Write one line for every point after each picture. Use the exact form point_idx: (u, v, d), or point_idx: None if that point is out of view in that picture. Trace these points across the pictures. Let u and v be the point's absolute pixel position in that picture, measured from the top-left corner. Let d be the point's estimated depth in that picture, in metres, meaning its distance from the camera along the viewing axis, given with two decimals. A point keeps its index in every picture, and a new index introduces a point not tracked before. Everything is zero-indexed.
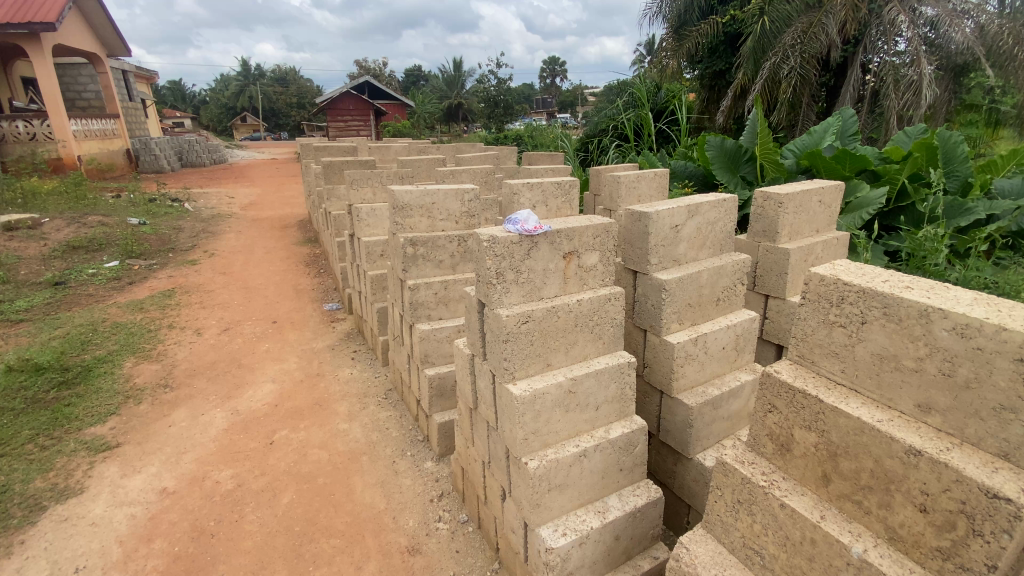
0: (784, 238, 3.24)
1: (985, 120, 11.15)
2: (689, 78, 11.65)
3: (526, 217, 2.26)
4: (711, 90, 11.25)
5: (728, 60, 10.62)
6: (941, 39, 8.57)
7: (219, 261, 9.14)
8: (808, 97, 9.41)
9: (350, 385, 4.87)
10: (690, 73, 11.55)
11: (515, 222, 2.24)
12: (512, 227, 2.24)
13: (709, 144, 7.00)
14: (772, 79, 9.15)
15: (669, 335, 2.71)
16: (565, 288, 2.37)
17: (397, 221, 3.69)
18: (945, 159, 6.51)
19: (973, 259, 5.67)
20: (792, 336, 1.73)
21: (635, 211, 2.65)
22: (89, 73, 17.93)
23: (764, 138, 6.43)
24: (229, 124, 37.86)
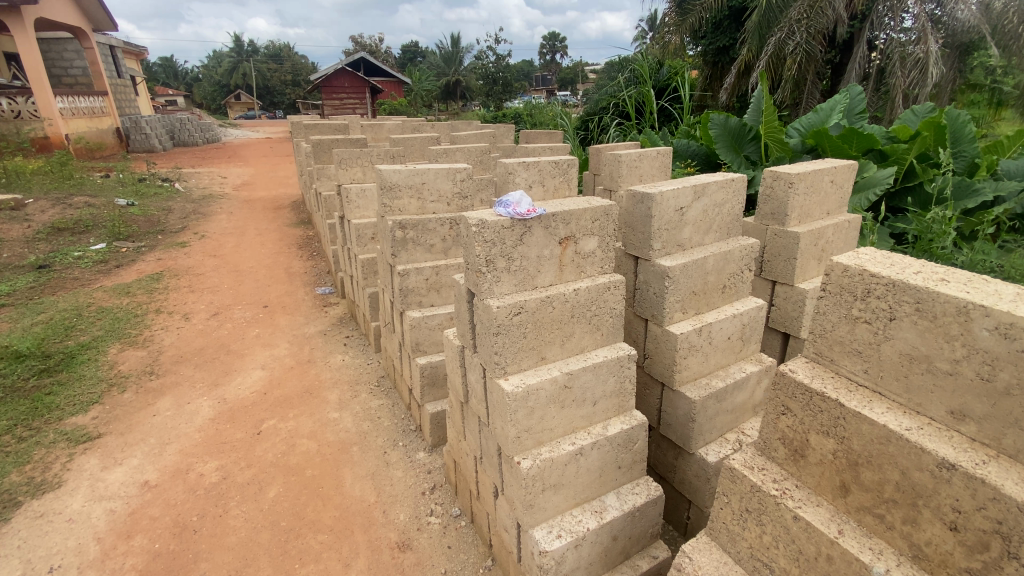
0: (793, 221, 3.07)
1: (987, 100, 10.92)
2: (692, 55, 11.29)
3: (518, 199, 2.08)
4: (715, 67, 10.89)
5: (732, 36, 10.26)
6: (946, 17, 8.30)
7: (209, 243, 8.92)
8: (813, 75, 9.13)
9: (342, 372, 4.73)
10: (693, 49, 11.19)
11: (504, 206, 2.06)
12: (502, 210, 2.06)
13: (712, 122, 6.76)
14: (777, 55, 8.81)
15: (671, 325, 2.56)
16: (560, 276, 2.21)
17: (384, 203, 3.51)
18: (953, 138, 6.30)
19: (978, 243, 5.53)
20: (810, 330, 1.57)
21: (638, 191, 2.47)
22: (76, 49, 17.43)
23: (769, 116, 6.18)
24: (223, 103, 37.15)
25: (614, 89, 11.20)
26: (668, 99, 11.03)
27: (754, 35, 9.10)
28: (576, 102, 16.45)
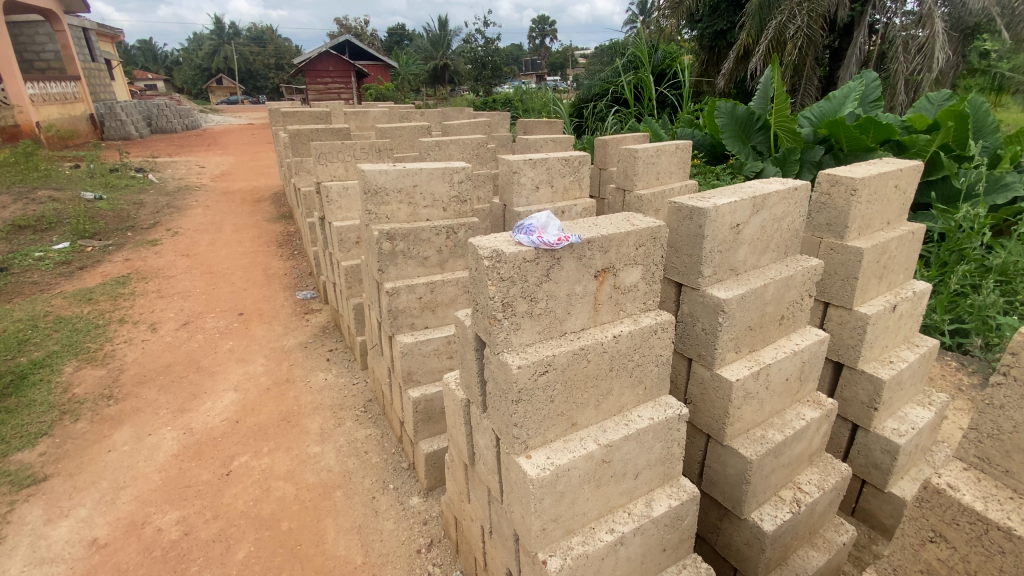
0: (853, 233, 2.61)
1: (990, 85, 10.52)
2: (688, 40, 10.63)
3: (545, 222, 1.58)
4: (711, 52, 10.24)
5: (731, 19, 9.51)
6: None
7: (183, 241, 8.28)
8: (812, 59, 8.51)
9: (324, 394, 4.23)
10: (689, 34, 10.57)
11: (524, 232, 1.57)
12: (522, 237, 1.56)
13: (719, 110, 6.29)
14: (777, 40, 8.32)
15: (723, 367, 2.11)
16: (595, 318, 1.72)
17: (370, 209, 2.98)
18: (975, 129, 5.89)
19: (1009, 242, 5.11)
20: (964, 436, 1.36)
21: (685, 205, 1.99)
22: (48, 33, 16.42)
23: (780, 103, 5.70)
24: (204, 88, 35.82)
25: (609, 75, 10.51)
26: (668, 86, 10.18)
27: (754, 18, 8.57)
28: (568, 88, 15.70)
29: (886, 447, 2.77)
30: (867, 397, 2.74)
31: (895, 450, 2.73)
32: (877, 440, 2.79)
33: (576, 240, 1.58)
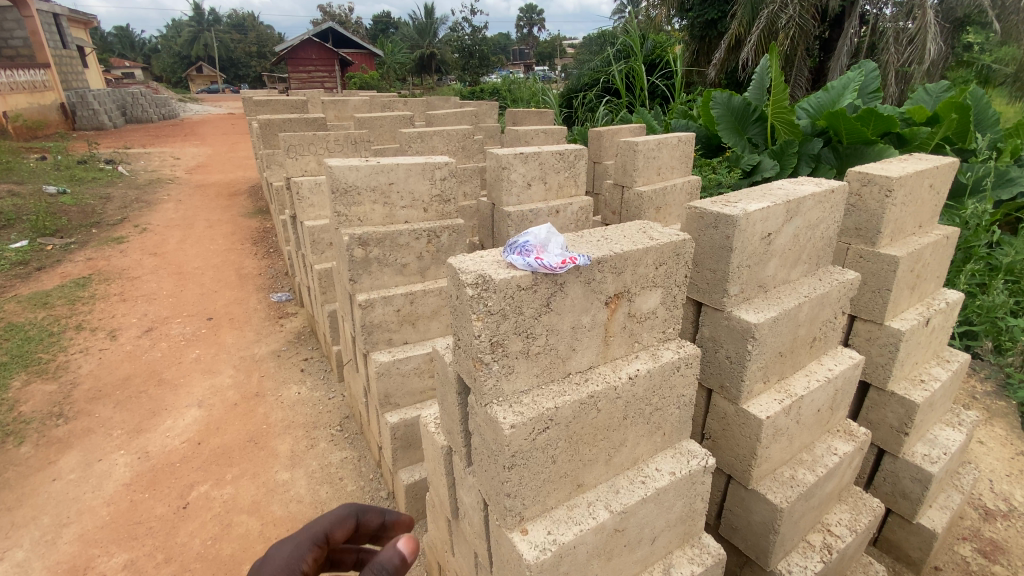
0: (885, 240, 2.32)
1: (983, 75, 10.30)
2: (676, 29, 10.12)
3: (543, 237, 1.24)
4: (702, 42, 9.60)
5: (722, 8, 8.93)
6: None
7: (151, 239, 7.79)
8: (803, 49, 8.23)
9: (296, 411, 3.87)
10: (678, 23, 9.95)
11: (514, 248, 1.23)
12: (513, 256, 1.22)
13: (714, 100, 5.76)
14: (768, 30, 7.99)
15: (749, 401, 1.81)
16: (605, 354, 1.40)
17: (340, 210, 2.62)
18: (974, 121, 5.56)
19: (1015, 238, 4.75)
20: None
21: (708, 212, 1.67)
22: (14, 18, 15.57)
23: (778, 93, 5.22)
24: (182, 76, 34.62)
25: (598, 64, 10.14)
26: (659, 76, 9.57)
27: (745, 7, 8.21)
28: (557, 77, 15.20)
29: (915, 475, 2.51)
30: (896, 422, 2.47)
31: (928, 479, 2.47)
32: (906, 467, 2.53)
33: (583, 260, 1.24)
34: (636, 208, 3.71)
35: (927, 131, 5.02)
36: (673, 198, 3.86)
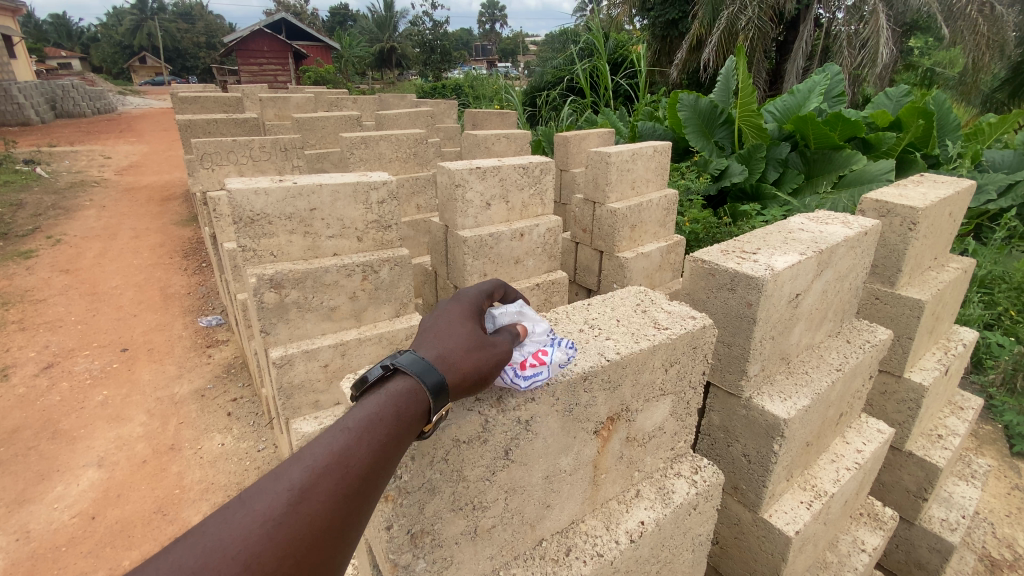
0: (905, 281, 1.95)
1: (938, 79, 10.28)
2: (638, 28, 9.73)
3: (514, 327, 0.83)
4: (664, 42, 9.27)
5: (682, 8, 8.69)
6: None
7: (64, 253, 6.85)
8: (761, 51, 7.92)
9: (217, 469, 3.27)
10: (639, 21, 9.59)
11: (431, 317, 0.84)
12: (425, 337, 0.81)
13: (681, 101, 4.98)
14: (728, 31, 7.67)
15: (771, 509, 1.41)
16: (594, 501, 0.96)
17: (245, 244, 2.07)
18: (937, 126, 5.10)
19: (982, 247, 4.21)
20: None
21: (720, 270, 1.25)
22: None
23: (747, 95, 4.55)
24: (122, 68, 32.17)
25: (561, 62, 9.73)
26: (623, 76, 9.17)
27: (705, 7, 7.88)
28: (519, 75, 14.72)
29: (934, 545, 2.16)
30: (915, 486, 2.13)
31: (948, 550, 2.12)
32: (923, 535, 2.18)
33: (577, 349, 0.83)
34: (608, 226, 3.27)
35: (894, 136, 4.54)
36: (649, 214, 3.40)
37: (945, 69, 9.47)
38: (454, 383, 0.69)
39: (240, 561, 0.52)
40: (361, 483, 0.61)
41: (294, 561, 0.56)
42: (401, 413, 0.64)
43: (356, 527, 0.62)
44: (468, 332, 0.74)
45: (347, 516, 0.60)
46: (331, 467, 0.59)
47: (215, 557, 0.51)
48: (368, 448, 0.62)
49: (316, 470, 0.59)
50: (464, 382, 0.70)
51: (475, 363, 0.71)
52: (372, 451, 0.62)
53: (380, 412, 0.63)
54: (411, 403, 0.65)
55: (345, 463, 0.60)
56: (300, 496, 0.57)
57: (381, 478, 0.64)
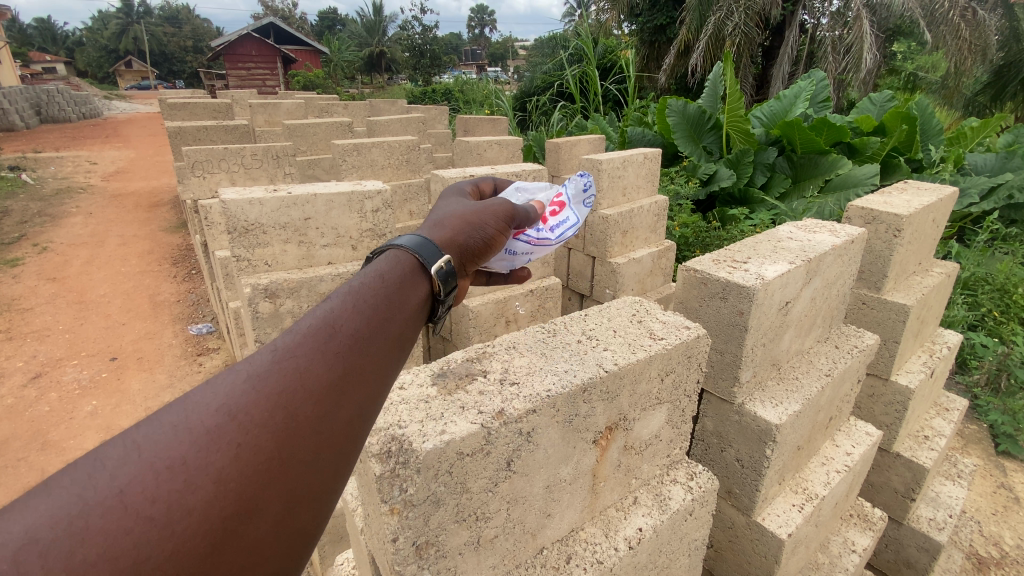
0: (890, 287, 1.99)
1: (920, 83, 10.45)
2: (627, 34, 9.81)
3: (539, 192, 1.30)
4: (652, 48, 9.37)
5: (670, 14, 8.79)
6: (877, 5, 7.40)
7: (51, 261, 6.76)
8: (748, 56, 8.03)
9: None
10: (628, 27, 9.68)
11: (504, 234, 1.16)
12: (519, 244, 1.22)
13: (669, 108, 5.02)
14: (715, 37, 7.77)
15: (765, 512, 1.43)
16: (592, 507, 0.98)
17: (240, 254, 2.07)
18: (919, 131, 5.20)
19: (965, 250, 4.30)
20: None
21: (711, 278, 1.28)
22: None
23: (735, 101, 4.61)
24: (107, 72, 31.77)
25: (551, 67, 9.77)
26: (613, 81, 9.22)
27: (692, 14, 7.97)
28: (509, 80, 14.76)
29: (922, 544, 2.20)
30: (903, 486, 2.17)
31: (936, 549, 2.17)
32: (911, 535, 2.23)
33: (588, 179, 1.36)
34: (600, 232, 3.30)
35: (878, 141, 4.62)
36: (640, 220, 3.44)
37: (928, 73, 9.64)
38: (451, 240, 0.85)
39: (226, 413, 0.54)
40: (352, 341, 0.64)
41: (287, 413, 0.57)
42: (387, 285, 0.71)
43: (351, 398, 0.63)
44: (464, 208, 0.96)
45: (340, 372, 0.62)
46: (318, 330, 0.63)
47: (200, 410, 0.54)
48: (353, 317, 0.65)
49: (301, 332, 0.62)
50: (463, 240, 0.88)
51: (471, 228, 0.91)
52: (356, 313, 0.65)
53: (363, 283, 0.69)
54: (395, 272, 0.73)
55: (331, 328, 0.63)
56: (286, 357, 0.60)
57: (374, 349, 0.66)
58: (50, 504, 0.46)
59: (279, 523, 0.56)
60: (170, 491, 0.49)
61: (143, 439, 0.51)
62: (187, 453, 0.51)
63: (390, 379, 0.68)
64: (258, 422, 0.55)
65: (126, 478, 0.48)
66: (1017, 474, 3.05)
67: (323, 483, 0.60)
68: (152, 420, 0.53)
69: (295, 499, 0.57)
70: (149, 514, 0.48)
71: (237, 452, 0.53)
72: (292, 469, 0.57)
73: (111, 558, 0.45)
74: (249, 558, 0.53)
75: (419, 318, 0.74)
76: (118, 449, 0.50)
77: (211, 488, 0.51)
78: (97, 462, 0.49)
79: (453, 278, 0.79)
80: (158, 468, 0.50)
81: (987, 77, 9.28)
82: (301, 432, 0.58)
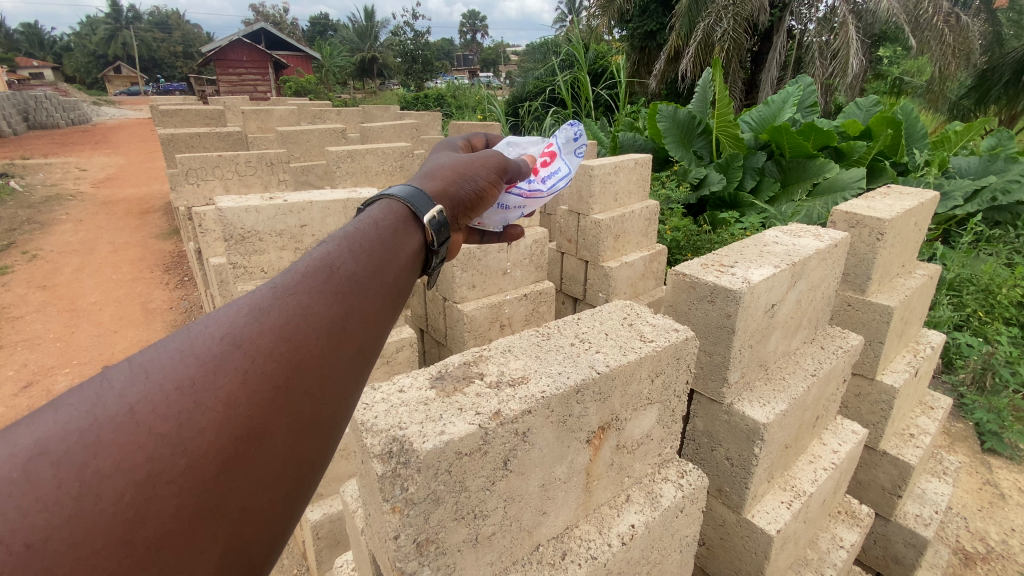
0: (874, 289, 2.05)
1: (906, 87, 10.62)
2: (618, 40, 9.91)
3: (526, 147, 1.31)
4: (642, 53, 9.47)
5: (660, 20, 8.90)
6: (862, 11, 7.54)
7: (41, 268, 6.71)
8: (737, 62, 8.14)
9: None
10: (619, 33, 9.78)
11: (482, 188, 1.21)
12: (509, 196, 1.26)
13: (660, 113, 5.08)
14: (705, 43, 7.87)
15: (754, 508, 1.47)
16: (586, 504, 1.01)
17: (236, 261, 2.09)
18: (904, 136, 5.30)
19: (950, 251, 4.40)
20: None
21: (699, 282, 1.33)
22: None
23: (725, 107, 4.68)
24: (96, 77, 31.50)
25: (542, 73, 9.84)
26: (604, 87, 9.30)
27: (681, 20, 8.07)
28: (501, 85, 14.82)
29: (909, 539, 2.26)
30: (889, 483, 2.22)
31: (923, 545, 2.22)
32: (898, 531, 2.28)
33: (578, 126, 1.33)
34: (593, 236, 3.35)
35: (865, 145, 4.70)
36: (632, 224, 3.49)
37: (913, 78, 9.81)
38: (442, 191, 0.89)
39: (232, 342, 0.55)
40: (352, 281, 0.65)
41: (292, 342, 0.58)
42: (382, 231, 0.73)
43: (356, 335, 0.64)
44: (455, 159, 0.99)
45: (342, 308, 0.63)
46: (320, 269, 0.64)
47: (204, 339, 0.54)
48: (352, 258, 0.67)
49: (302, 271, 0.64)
50: (454, 191, 0.91)
51: (462, 178, 0.94)
52: (354, 255, 0.67)
53: (359, 229, 0.72)
54: (390, 220, 0.75)
55: (331, 268, 0.65)
56: (288, 294, 0.61)
57: (375, 290, 0.67)
58: (60, 420, 0.46)
59: (288, 451, 0.56)
60: (180, 411, 0.50)
61: (149, 365, 0.51)
62: (194, 375, 0.51)
63: (392, 321, 0.70)
64: (264, 351, 0.56)
65: (136, 396, 0.49)
66: (1003, 471, 3.11)
67: (331, 415, 0.61)
68: (159, 347, 0.54)
69: (304, 429, 0.58)
70: (160, 431, 0.48)
71: (243, 377, 0.53)
72: (300, 399, 0.58)
73: (126, 469, 0.46)
74: (260, 482, 0.54)
75: (414, 269, 0.77)
76: (127, 372, 0.51)
77: (220, 410, 0.52)
78: (104, 384, 0.49)
79: (446, 230, 0.82)
80: (168, 389, 0.50)
81: (971, 81, 9.46)
82: (307, 363, 0.58)
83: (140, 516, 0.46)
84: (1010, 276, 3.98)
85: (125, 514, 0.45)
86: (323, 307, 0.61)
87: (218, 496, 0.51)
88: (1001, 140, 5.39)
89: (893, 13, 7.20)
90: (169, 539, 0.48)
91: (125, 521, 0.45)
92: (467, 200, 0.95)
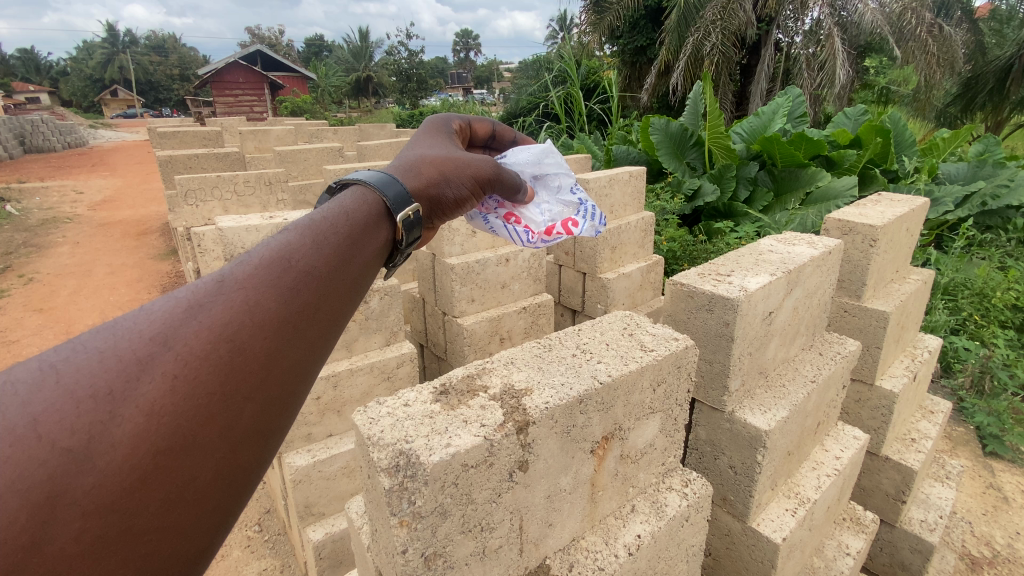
0: (870, 296, 2.08)
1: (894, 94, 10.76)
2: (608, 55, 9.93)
3: (555, 206, 1.40)
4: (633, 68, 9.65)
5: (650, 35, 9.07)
6: (848, 25, 7.70)
7: (37, 292, 6.70)
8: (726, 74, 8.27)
9: None
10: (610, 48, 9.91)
11: (490, 199, 1.29)
12: (507, 227, 1.36)
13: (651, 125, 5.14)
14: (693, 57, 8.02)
15: (759, 518, 1.47)
16: (590, 517, 1.01)
17: None
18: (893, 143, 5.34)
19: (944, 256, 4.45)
20: None
21: (700, 294, 1.34)
22: None
23: (716, 118, 4.73)
24: (95, 102, 31.69)
25: (535, 89, 9.97)
26: (596, 102, 9.40)
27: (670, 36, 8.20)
28: (496, 101, 14.95)
29: (915, 545, 2.24)
30: (893, 489, 2.22)
31: (929, 551, 2.20)
32: (905, 537, 2.27)
33: (599, 229, 1.49)
34: (590, 249, 3.37)
35: (854, 154, 4.75)
36: (628, 236, 3.51)
37: (900, 86, 10.01)
38: (425, 189, 0.88)
39: (162, 342, 0.54)
40: (304, 276, 0.65)
41: (232, 346, 0.57)
42: (352, 222, 0.74)
43: (305, 335, 0.63)
44: (444, 156, 0.97)
45: (288, 310, 0.62)
46: (273, 262, 0.64)
47: (130, 337, 0.54)
48: (311, 251, 0.67)
49: (250, 263, 0.63)
50: (435, 192, 0.91)
51: (446, 179, 0.94)
52: (309, 249, 0.67)
53: (323, 220, 0.71)
54: (362, 211, 0.76)
55: (286, 262, 0.64)
56: (233, 289, 0.60)
57: (329, 288, 0.67)
58: None
59: (220, 462, 0.56)
60: (91, 422, 0.49)
61: (62, 364, 0.51)
62: (112, 383, 0.51)
63: (345, 321, 0.69)
64: (201, 355, 0.55)
65: (42, 407, 0.48)
66: (1006, 474, 3.10)
67: (272, 421, 0.60)
68: (79, 345, 0.53)
69: (239, 438, 0.57)
70: (67, 445, 0.48)
71: (173, 383, 0.53)
72: (237, 405, 0.57)
73: (23, 489, 0.46)
74: (186, 496, 0.53)
75: (381, 260, 0.77)
76: (40, 372, 0.51)
77: (140, 420, 0.51)
78: (14, 386, 0.49)
79: (417, 229, 0.83)
80: (80, 398, 0.50)
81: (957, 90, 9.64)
82: (247, 370, 0.57)
83: (38, 539, 0.46)
84: (1004, 279, 4.02)
85: (19, 539, 0.45)
86: (270, 308, 0.61)
87: (129, 515, 0.50)
88: (988, 146, 5.45)
89: (877, 25, 7.37)
90: (71, 562, 0.47)
91: (20, 545, 0.45)
92: (450, 201, 0.95)
